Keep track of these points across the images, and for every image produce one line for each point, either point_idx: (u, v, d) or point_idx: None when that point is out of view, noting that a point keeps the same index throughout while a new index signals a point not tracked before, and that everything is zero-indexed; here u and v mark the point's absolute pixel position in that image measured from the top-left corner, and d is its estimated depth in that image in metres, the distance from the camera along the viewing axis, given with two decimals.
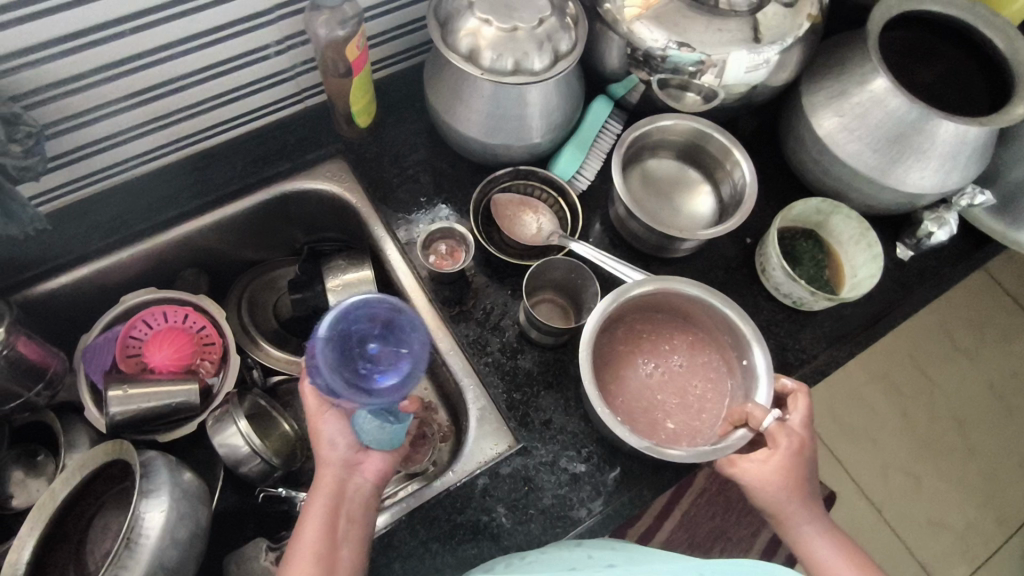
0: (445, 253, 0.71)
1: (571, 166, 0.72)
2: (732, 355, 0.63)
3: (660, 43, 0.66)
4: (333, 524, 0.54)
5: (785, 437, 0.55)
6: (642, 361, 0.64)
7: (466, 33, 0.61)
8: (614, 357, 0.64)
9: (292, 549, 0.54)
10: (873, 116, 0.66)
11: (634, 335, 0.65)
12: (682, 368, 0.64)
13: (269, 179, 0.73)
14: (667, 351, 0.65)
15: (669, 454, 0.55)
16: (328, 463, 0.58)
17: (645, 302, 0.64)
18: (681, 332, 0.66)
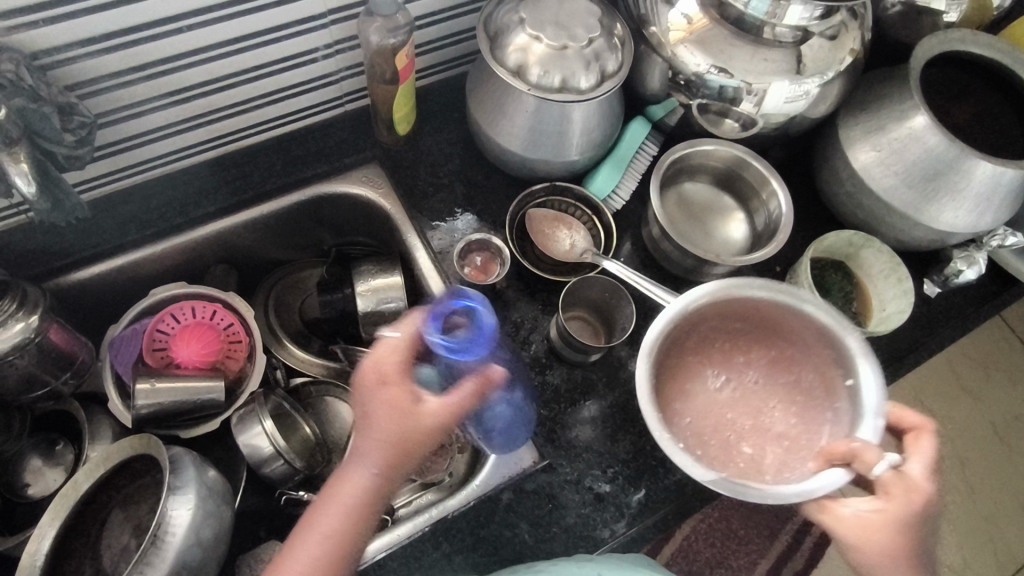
0: (480, 264, 0.70)
1: (607, 185, 0.72)
2: (831, 373, 0.54)
3: (702, 68, 0.67)
4: (370, 492, 0.49)
5: (900, 489, 0.47)
6: (719, 377, 0.55)
7: (515, 48, 0.62)
8: (688, 370, 0.56)
9: (322, 509, 0.49)
10: (911, 152, 0.66)
11: (710, 352, 0.57)
12: (771, 390, 0.55)
13: (305, 180, 0.74)
14: (743, 365, 0.56)
15: (744, 492, 0.49)
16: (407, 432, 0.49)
17: (724, 312, 0.57)
18: (763, 346, 0.57)
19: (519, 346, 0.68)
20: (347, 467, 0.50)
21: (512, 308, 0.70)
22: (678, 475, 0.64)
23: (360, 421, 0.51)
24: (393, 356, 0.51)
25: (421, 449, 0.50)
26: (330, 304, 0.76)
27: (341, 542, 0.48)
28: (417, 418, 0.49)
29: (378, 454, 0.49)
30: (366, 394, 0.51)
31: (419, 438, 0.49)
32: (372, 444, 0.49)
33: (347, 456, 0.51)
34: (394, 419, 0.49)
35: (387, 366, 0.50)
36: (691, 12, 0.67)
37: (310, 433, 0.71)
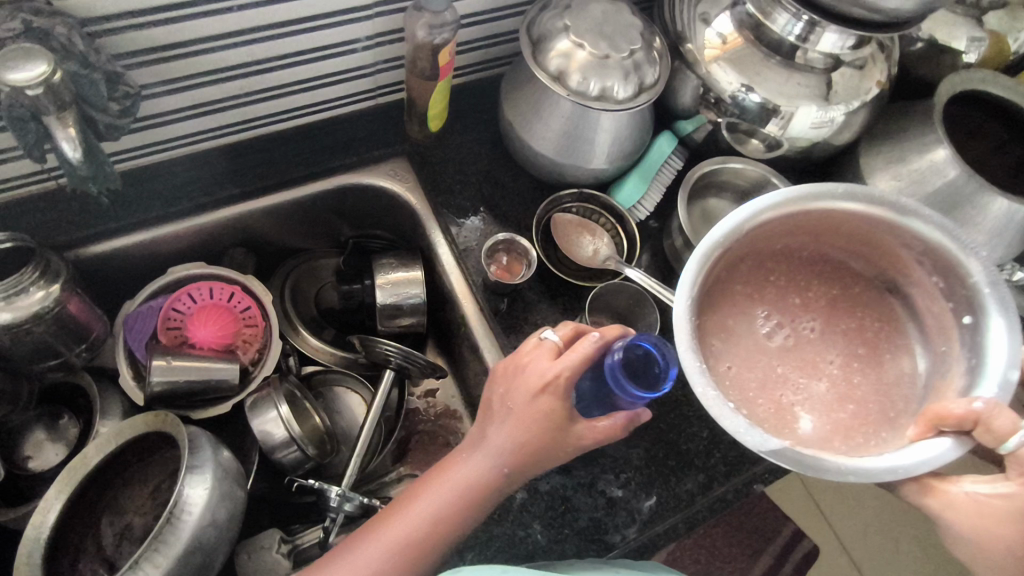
0: (506, 265, 0.71)
1: (634, 195, 0.74)
2: (950, 316, 0.54)
3: (734, 87, 0.68)
4: (492, 483, 0.55)
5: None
6: (789, 298, 0.57)
7: (557, 54, 0.63)
8: (762, 286, 0.57)
9: (441, 489, 0.55)
10: (930, 184, 0.68)
11: (785, 269, 0.58)
12: (844, 311, 0.57)
13: (334, 169, 0.74)
14: (800, 303, 0.57)
15: (823, 466, 0.47)
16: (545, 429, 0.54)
17: (809, 226, 0.57)
18: (820, 283, 0.58)
19: None
20: (475, 451, 0.56)
21: (533, 310, 0.71)
22: (688, 485, 0.65)
23: (499, 416, 0.55)
24: (552, 362, 0.54)
25: (548, 458, 0.55)
26: (349, 295, 0.76)
27: (455, 516, 0.54)
28: (557, 430, 0.54)
29: (511, 453, 0.54)
30: (522, 388, 0.55)
31: (549, 446, 0.54)
32: (508, 441, 0.54)
33: (474, 438, 0.57)
34: (534, 423, 0.54)
35: (540, 372, 0.54)
36: (726, 32, 0.68)
37: (320, 423, 0.71)
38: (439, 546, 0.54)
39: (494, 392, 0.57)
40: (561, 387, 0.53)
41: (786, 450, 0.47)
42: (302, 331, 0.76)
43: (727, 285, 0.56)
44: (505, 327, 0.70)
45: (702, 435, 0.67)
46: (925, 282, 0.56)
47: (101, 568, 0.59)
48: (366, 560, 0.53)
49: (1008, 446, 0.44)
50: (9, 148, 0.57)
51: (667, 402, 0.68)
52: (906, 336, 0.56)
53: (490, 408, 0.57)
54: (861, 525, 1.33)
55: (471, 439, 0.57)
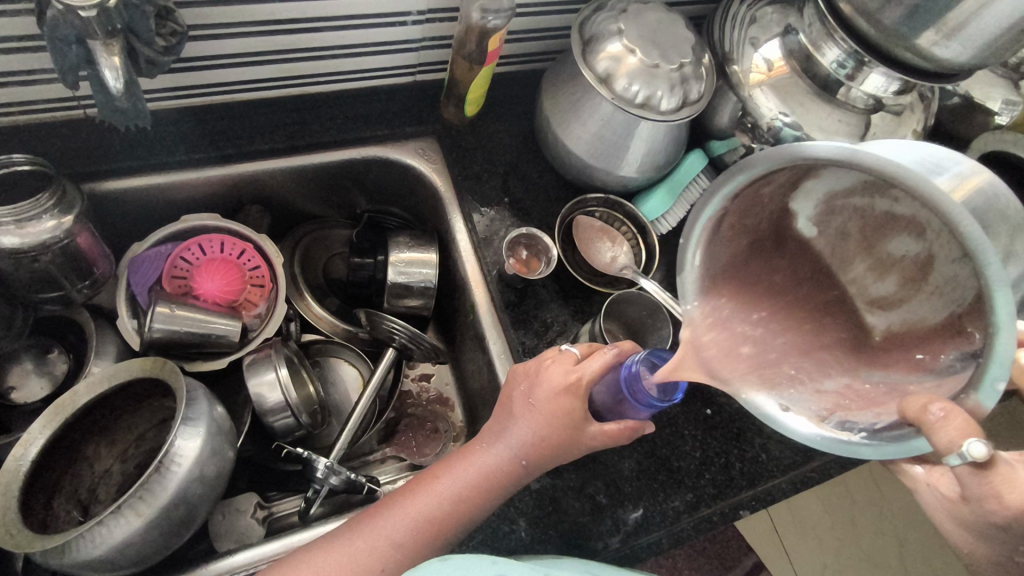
0: (524, 259, 0.71)
1: (660, 207, 0.73)
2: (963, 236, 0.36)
3: (772, 112, 0.68)
4: (509, 474, 0.54)
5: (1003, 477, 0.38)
6: (829, 218, 0.49)
7: (607, 56, 0.63)
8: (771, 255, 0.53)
9: (451, 472, 0.55)
10: None
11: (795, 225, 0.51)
12: (916, 223, 0.41)
13: (362, 140, 0.73)
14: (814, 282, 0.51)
15: (790, 432, 0.43)
16: (562, 421, 0.54)
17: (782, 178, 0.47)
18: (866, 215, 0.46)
19: (546, 346, 0.68)
20: (492, 443, 0.56)
21: (544, 307, 0.69)
22: (675, 502, 0.64)
23: (517, 408, 0.56)
24: (571, 365, 0.56)
25: (564, 454, 0.56)
26: (360, 267, 0.75)
27: (472, 504, 0.54)
28: (574, 429, 0.55)
29: (529, 447, 0.55)
30: (545, 375, 0.56)
31: (566, 443, 0.55)
32: (527, 436, 0.55)
33: (491, 430, 0.57)
34: (553, 420, 0.55)
35: (560, 372, 0.55)
36: (773, 57, 0.68)
37: (313, 393, 0.70)
38: (455, 533, 0.53)
39: (513, 389, 0.58)
40: (583, 389, 0.54)
41: (771, 410, 0.45)
42: (307, 297, 0.75)
43: (724, 276, 0.52)
44: (514, 320, 0.68)
45: (694, 454, 0.67)
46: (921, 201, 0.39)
47: (75, 510, 0.58)
48: (383, 538, 0.51)
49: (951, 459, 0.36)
50: (41, 70, 0.56)
51: (663, 418, 0.68)
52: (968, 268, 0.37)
53: (508, 404, 0.57)
54: (820, 566, 1.33)
55: (489, 432, 0.57)
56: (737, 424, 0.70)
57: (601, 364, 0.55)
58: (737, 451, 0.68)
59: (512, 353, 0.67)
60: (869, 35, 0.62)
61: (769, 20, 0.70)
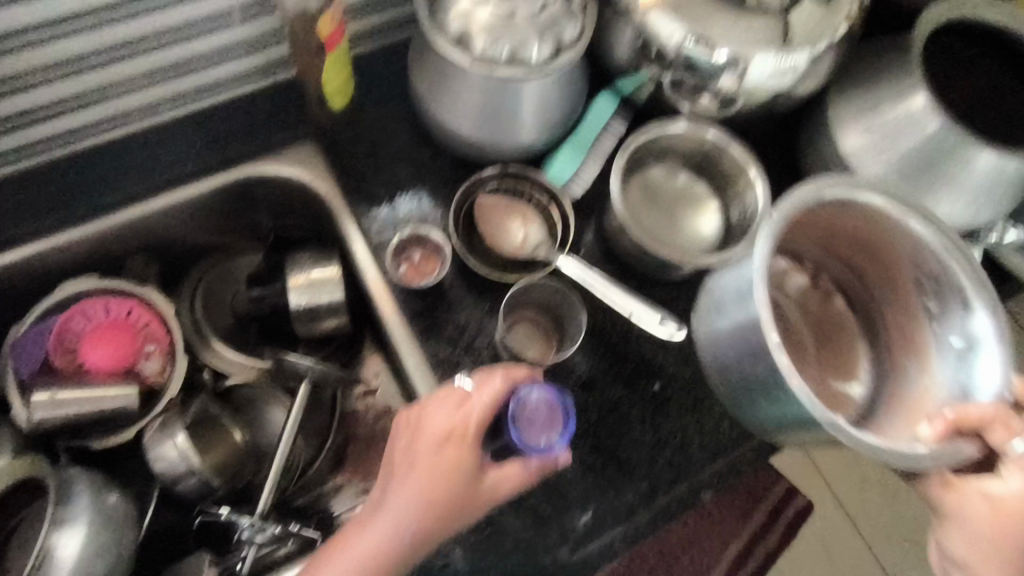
0: (418, 262, 0.63)
1: (567, 168, 0.64)
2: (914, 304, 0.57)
3: (676, 37, 0.57)
4: (395, 551, 0.50)
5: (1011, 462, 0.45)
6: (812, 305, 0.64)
7: (457, 13, 0.53)
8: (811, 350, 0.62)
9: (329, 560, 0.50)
10: (906, 139, 0.60)
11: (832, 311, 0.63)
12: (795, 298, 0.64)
13: (231, 161, 0.66)
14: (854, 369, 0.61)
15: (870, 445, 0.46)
16: (449, 480, 0.51)
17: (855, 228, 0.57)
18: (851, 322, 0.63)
19: (463, 351, 0.61)
20: (375, 515, 0.51)
21: (456, 309, 0.62)
22: (629, 496, 0.59)
23: (406, 467, 0.52)
24: (458, 405, 0.52)
25: (455, 519, 0.51)
26: (261, 298, 0.68)
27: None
28: (464, 485, 0.51)
29: (415, 517, 0.50)
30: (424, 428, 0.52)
31: (454, 506, 0.51)
32: (414, 504, 0.50)
33: (373, 500, 0.53)
34: (439, 478, 0.51)
35: (446, 415, 0.52)
36: None
37: (240, 440, 0.67)
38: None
39: (394, 445, 0.54)
40: (471, 435, 0.51)
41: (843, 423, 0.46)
42: (214, 343, 0.70)
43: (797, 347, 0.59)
44: (426, 329, 0.62)
45: (645, 440, 0.60)
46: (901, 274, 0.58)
47: None
48: None
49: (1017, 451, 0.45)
50: None
51: (605, 405, 0.61)
52: (871, 336, 0.62)
53: (390, 465, 0.53)
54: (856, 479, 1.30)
55: (378, 500, 0.52)
56: (694, 392, 0.62)
57: (489, 403, 0.52)
58: (696, 425, 0.61)
59: (428, 367, 0.60)
60: None
61: None
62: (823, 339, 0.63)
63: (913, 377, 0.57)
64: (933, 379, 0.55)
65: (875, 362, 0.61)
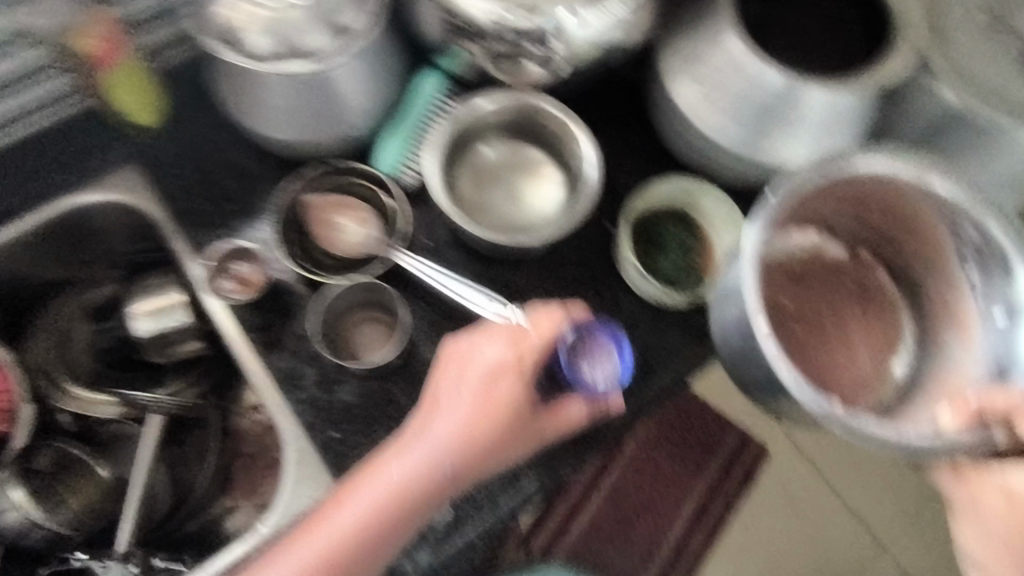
0: (242, 275, 0.60)
1: (393, 158, 0.62)
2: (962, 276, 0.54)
3: (480, 8, 0.53)
4: (436, 486, 0.51)
5: None
6: (822, 275, 0.60)
7: (229, 16, 0.52)
8: (810, 314, 0.58)
9: (349, 497, 0.52)
10: (730, 82, 0.57)
11: (818, 284, 0.60)
12: (836, 277, 0.60)
13: (46, 194, 0.63)
14: (849, 343, 0.59)
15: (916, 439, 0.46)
16: (508, 412, 0.53)
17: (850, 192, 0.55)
18: (862, 304, 0.60)
19: (306, 363, 0.59)
20: (411, 445, 0.52)
21: (296, 320, 0.60)
22: (490, 487, 0.59)
23: (441, 406, 0.53)
24: (510, 344, 0.54)
25: (500, 454, 0.53)
26: None
27: (388, 523, 0.51)
28: (523, 417, 0.54)
29: (452, 452, 0.52)
30: (472, 352, 0.54)
31: (499, 442, 0.53)
32: (456, 434, 0.52)
33: (403, 436, 0.53)
34: (485, 411, 0.53)
35: (498, 352, 0.53)
36: None
37: (105, 476, 0.66)
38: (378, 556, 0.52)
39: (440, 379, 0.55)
40: (528, 369, 0.54)
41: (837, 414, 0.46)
42: (71, 387, 0.66)
43: (794, 325, 0.57)
44: (265, 345, 0.59)
45: None
46: (938, 243, 0.55)
47: None
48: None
49: None
50: None
51: None
52: (914, 307, 0.60)
53: (431, 397, 0.54)
54: None
55: (413, 438, 0.53)
56: None
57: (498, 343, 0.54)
58: None
59: (271, 384, 0.59)
60: None
61: None
62: (864, 317, 0.60)
63: (956, 356, 0.56)
64: (973, 354, 0.54)
65: (917, 345, 0.59)
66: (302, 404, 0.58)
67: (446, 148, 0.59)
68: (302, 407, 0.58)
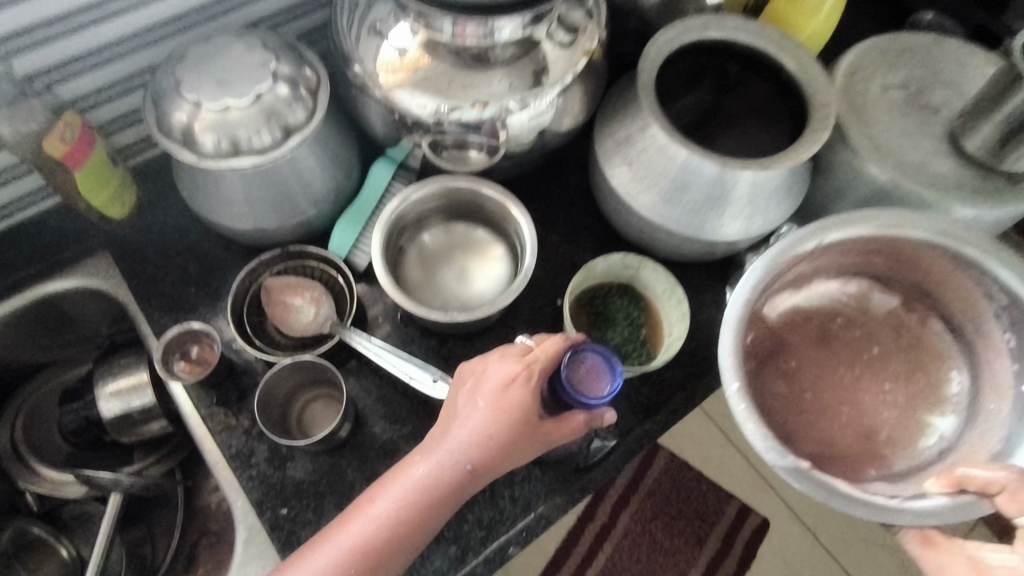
0: (196, 357, 0.62)
1: (345, 242, 0.65)
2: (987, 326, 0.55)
3: (429, 108, 0.59)
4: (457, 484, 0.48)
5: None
6: (882, 324, 0.61)
7: (177, 116, 0.55)
8: (844, 365, 0.60)
9: (367, 502, 0.48)
10: (656, 164, 0.60)
11: (849, 338, 0.61)
12: (874, 329, 0.61)
13: (23, 282, 0.67)
14: (886, 393, 0.59)
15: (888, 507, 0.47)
16: (518, 420, 0.49)
17: (863, 245, 0.58)
18: (911, 360, 0.59)
19: (257, 440, 0.60)
20: (429, 450, 0.49)
21: (250, 397, 0.62)
22: (438, 562, 0.59)
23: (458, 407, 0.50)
24: (519, 357, 0.51)
25: (511, 460, 0.49)
26: (74, 413, 0.68)
27: (410, 524, 0.47)
28: (532, 427, 0.49)
29: (475, 447, 0.48)
30: (494, 365, 0.51)
31: (520, 442, 0.49)
32: (473, 437, 0.48)
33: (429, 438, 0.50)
34: (503, 417, 0.49)
35: (508, 366, 0.51)
36: (404, 45, 0.58)
37: (67, 556, 0.67)
38: (400, 557, 0.47)
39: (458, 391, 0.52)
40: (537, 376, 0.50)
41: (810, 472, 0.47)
42: (39, 467, 0.69)
43: (824, 378, 0.59)
44: (217, 424, 0.61)
45: None
46: (966, 292, 0.56)
47: None
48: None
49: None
50: None
51: None
52: (965, 363, 0.58)
53: (452, 406, 0.51)
54: None
55: (437, 440, 0.49)
56: None
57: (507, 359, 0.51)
58: (505, 477, 0.61)
59: (225, 461, 0.60)
60: None
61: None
62: (909, 367, 0.59)
63: (984, 423, 0.54)
64: (996, 424, 0.53)
65: (970, 397, 0.56)
66: (252, 481, 0.59)
67: (390, 232, 0.62)
68: (251, 483, 0.59)
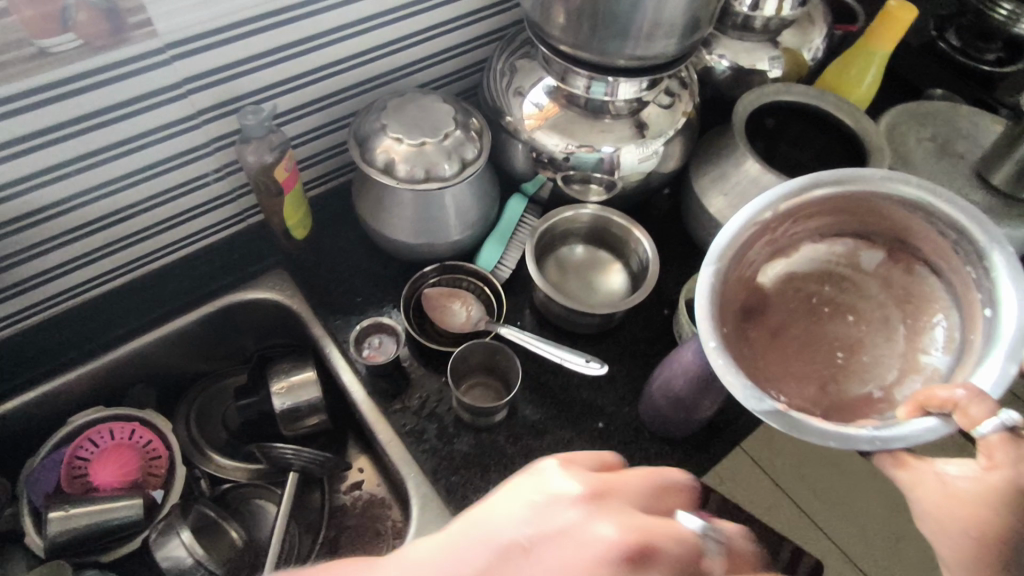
0: (377, 346, 0.75)
1: (493, 257, 0.80)
2: (953, 263, 0.56)
3: (560, 146, 0.75)
4: None
5: (1003, 449, 0.44)
6: (861, 283, 0.63)
7: (381, 151, 0.70)
8: (814, 324, 0.63)
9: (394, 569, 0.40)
10: (750, 193, 0.75)
11: (846, 294, 0.63)
12: (853, 285, 0.64)
13: (216, 292, 0.79)
14: (865, 346, 0.61)
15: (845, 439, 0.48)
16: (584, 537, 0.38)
17: (831, 207, 0.60)
18: (898, 302, 0.62)
19: (427, 420, 0.71)
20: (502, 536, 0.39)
21: (416, 385, 0.74)
22: None
23: (502, 498, 0.42)
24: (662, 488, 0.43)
25: None
26: (248, 408, 0.76)
27: None
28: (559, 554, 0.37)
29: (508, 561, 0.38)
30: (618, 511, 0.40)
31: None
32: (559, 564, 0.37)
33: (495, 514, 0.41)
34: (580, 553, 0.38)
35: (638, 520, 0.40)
36: (541, 102, 0.74)
37: (237, 538, 0.71)
38: None
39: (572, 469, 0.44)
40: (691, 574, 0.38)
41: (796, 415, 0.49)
42: (212, 455, 0.78)
43: (758, 341, 0.61)
44: (391, 407, 0.72)
45: None
46: (923, 234, 0.58)
47: None
48: None
49: (981, 431, 0.45)
50: None
51: (557, 447, 0.71)
52: (958, 303, 0.57)
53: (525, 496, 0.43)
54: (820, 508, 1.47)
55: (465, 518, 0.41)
56: (631, 426, 0.73)
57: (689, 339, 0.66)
58: (638, 452, 0.71)
59: (398, 438, 0.70)
60: (595, 62, 0.67)
61: (528, 66, 0.75)
62: (902, 304, 0.61)
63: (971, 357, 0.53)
64: (974, 356, 0.51)
65: (957, 324, 0.56)
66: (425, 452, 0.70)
67: (541, 239, 0.77)
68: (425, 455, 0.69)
